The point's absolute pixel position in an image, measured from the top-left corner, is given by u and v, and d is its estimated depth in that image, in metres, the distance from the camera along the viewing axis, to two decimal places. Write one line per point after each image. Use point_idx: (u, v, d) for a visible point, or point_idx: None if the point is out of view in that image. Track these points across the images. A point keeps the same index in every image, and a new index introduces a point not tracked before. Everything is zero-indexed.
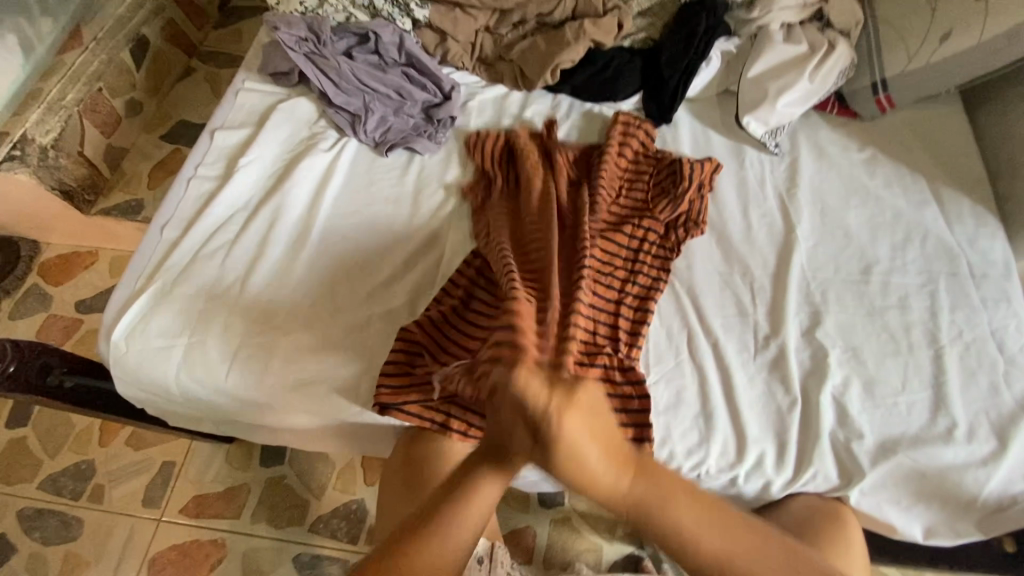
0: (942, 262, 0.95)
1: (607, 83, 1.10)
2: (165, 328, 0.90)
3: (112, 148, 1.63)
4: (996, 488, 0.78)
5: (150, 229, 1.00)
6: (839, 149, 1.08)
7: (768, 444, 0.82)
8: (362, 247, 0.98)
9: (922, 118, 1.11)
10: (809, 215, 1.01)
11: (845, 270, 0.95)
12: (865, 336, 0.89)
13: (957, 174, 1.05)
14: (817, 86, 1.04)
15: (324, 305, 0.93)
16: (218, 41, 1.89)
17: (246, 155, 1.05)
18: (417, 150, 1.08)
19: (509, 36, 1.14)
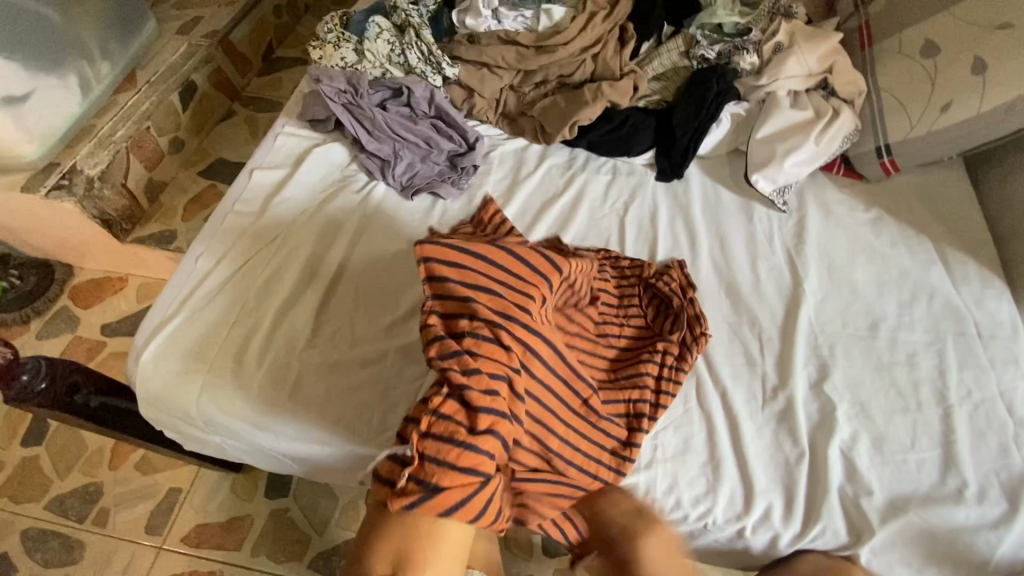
0: (949, 322, 0.97)
1: (623, 139, 1.17)
2: (193, 353, 0.94)
3: (153, 181, 1.73)
4: (1007, 553, 0.77)
5: (186, 259, 1.06)
6: (845, 208, 1.12)
7: (776, 496, 0.82)
8: (383, 284, 1.02)
9: (925, 182, 1.15)
10: (817, 270, 1.04)
11: (852, 325, 0.97)
12: (873, 391, 0.90)
13: (961, 236, 1.08)
14: (822, 148, 1.10)
15: (345, 338, 0.96)
16: (259, 88, 2.03)
17: (281, 194, 1.12)
18: (440, 195, 1.14)
19: (532, 94, 1.23)
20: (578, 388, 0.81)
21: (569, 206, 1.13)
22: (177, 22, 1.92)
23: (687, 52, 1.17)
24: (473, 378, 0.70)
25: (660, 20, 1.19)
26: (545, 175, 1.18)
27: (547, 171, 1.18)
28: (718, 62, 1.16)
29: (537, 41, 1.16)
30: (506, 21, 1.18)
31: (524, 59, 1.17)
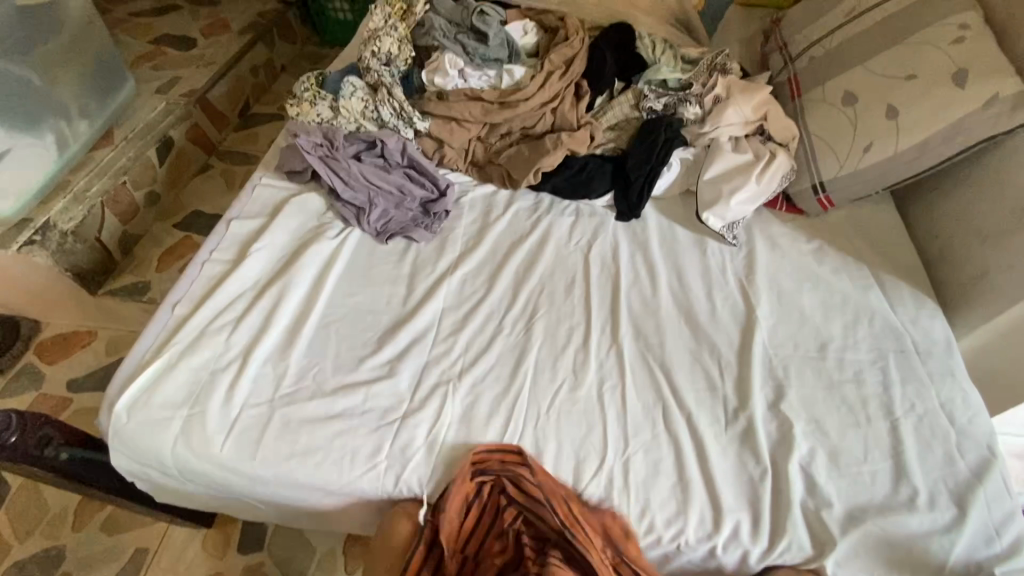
0: (889, 341, 1.05)
1: (585, 182, 1.26)
2: (168, 400, 0.95)
3: (127, 234, 1.74)
4: (962, 555, 0.82)
5: (162, 307, 1.07)
6: (789, 240, 1.22)
7: (747, 512, 0.86)
8: (359, 324, 1.06)
9: (858, 214, 1.26)
10: (768, 297, 1.11)
11: (803, 348, 1.04)
12: (826, 409, 0.96)
13: (894, 262, 1.18)
14: (764, 187, 1.20)
15: (320, 379, 0.98)
16: (235, 142, 2.08)
17: (258, 242, 1.15)
18: (415, 240, 1.20)
19: (497, 144, 1.32)
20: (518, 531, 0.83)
21: (536, 247, 1.20)
22: (156, 82, 1.99)
23: (637, 105, 1.28)
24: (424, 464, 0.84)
25: (612, 76, 1.31)
26: (514, 218, 1.25)
27: (515, 214, 1.26)
28: (665, 112, 1.27)
29: (500, 97, 1.26)
30: (471, 79, 1.28)
31: (489, 113, 1.27)
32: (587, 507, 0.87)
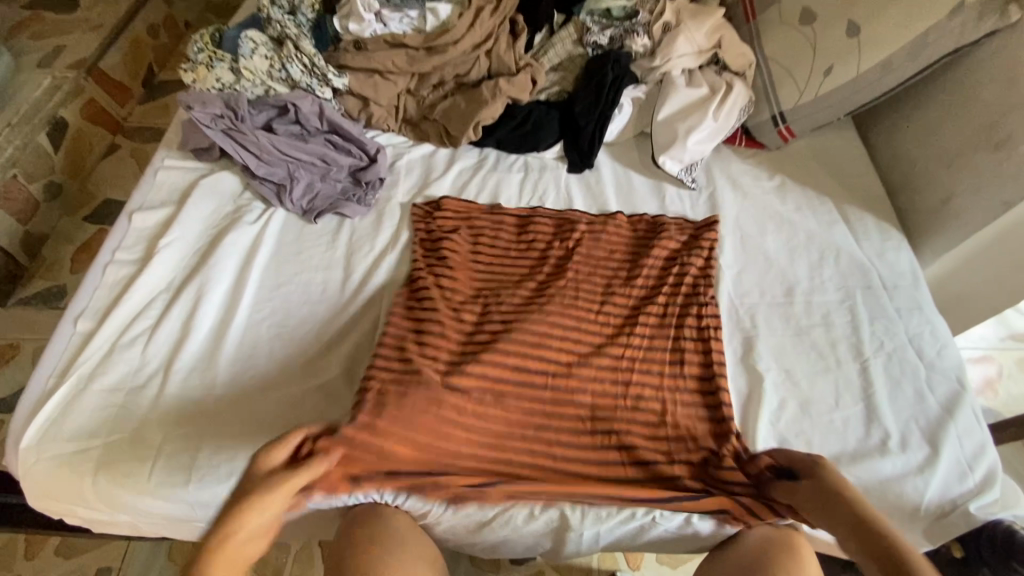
0: (856, 277, 1.00)
1: (530, 134, 1.15)
2: (80, 429, 0.83)
3: (30, 234, 1.54)
4: (935, 495, 0.80)
5: (62, 321, 0.93)
6: (750, 179, 1.14)
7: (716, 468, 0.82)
8: (293, 319, 0.96)
9: (821, 143, 1.19)
10: (733, 247, 1.05)
11: (769, 293, 0.99)
12: (796, 357, 0.92)
13: (858, 193, 1.13)
14: (721, 123, 1.10)
15: (256, 384, 0.89)
16: (143, 117, 1.85)
17: (167, 235, 1.01)
18: (346, 215, 1.07)
19: (431, 97, 1.17)
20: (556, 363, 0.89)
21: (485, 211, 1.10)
22: (36, 53, 1.72)
23: (580, 40, 1.15)
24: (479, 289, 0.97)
25: (549, 9, 1.16)
26: (457, 178, 1.14)
27: (458, 173, 1.15)
28: (612, 46, 1.14)
29: (426, 43, 1.11)
30: (391, 24, 1.12)
31: (415, 62, 1.12)
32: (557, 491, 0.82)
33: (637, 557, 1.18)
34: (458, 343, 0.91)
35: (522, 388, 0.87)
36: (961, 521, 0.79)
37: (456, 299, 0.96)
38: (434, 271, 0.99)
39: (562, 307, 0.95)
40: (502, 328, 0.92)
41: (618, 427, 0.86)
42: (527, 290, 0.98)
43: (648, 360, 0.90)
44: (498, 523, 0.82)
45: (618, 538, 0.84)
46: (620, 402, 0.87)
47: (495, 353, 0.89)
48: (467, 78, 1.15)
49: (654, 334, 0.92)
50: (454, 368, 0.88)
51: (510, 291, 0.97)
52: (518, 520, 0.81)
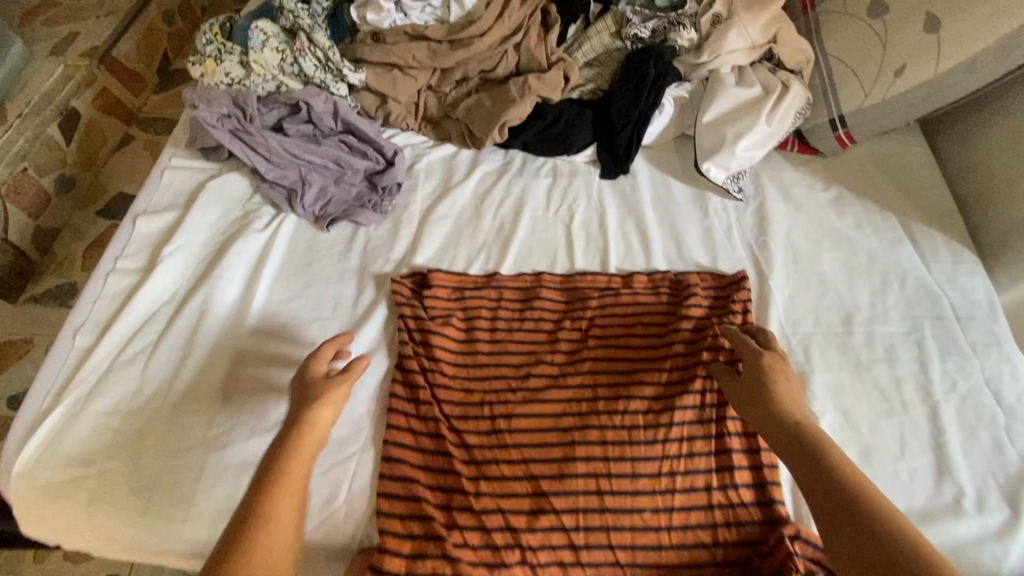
0: (924, 306, 0.90)
1: (561, 136, 1.05)
2: (76, 454, 0.78)
3: (41, 229, 1.50)
4: (1017, 565, 0.71)
5: (61, 334, 0.88)
6: (804, 189, 1.03)
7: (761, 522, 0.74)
8: (302, 337, 0.89)
9: (884, 151, 1.07)
10: (784, 268, 0.94)
11: (825, 322, 0.89)
12: (855, 397, 0.82)
13: (927, 209, 1.01)
14: (775, 128, 0.99)
15: (261, 410, 0.82)
16: (157, 108, 1.79)
17: (171, 243, 0.95)
18: (361, 223, 1.00)
19: (454, 94, 1.08)
20: (580, 397, 0.82)
21: (509, 220, 1.02)
22: (48, 41, 1.66)
23: (619, 32, 1.04)
24: (501, 313, 0.91)
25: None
26: (480, 183, 1.05)
27: (482, 178, 1.06)
28: (654, 40, 1.04)
29: (450, 35, 1.02)
30: (412, 13, 1.03)
31: (438, 56, 1.03)
32: None
33: None
34: (470, 387, 0.84)
35: (540, 434, 0.79)
36: None
37: (473, 324, 0.90)
38: (443, 303, 0.91)
39: (586, 339, 0.88)
40: (517, 369, 0.85)
41: (654, 481, 0.76)
42: (545, 323, 0.90)
43: (682, 404, 0.80)
44: None
45: None
46: (655, 443, 0.78)
47: (510, 399, 0.82)
48: (494, 75, 1.06)
49: (689, 373, 0.83)
50: (465, 414, 0.81)
51: (527, 324, 0.90)
52: None
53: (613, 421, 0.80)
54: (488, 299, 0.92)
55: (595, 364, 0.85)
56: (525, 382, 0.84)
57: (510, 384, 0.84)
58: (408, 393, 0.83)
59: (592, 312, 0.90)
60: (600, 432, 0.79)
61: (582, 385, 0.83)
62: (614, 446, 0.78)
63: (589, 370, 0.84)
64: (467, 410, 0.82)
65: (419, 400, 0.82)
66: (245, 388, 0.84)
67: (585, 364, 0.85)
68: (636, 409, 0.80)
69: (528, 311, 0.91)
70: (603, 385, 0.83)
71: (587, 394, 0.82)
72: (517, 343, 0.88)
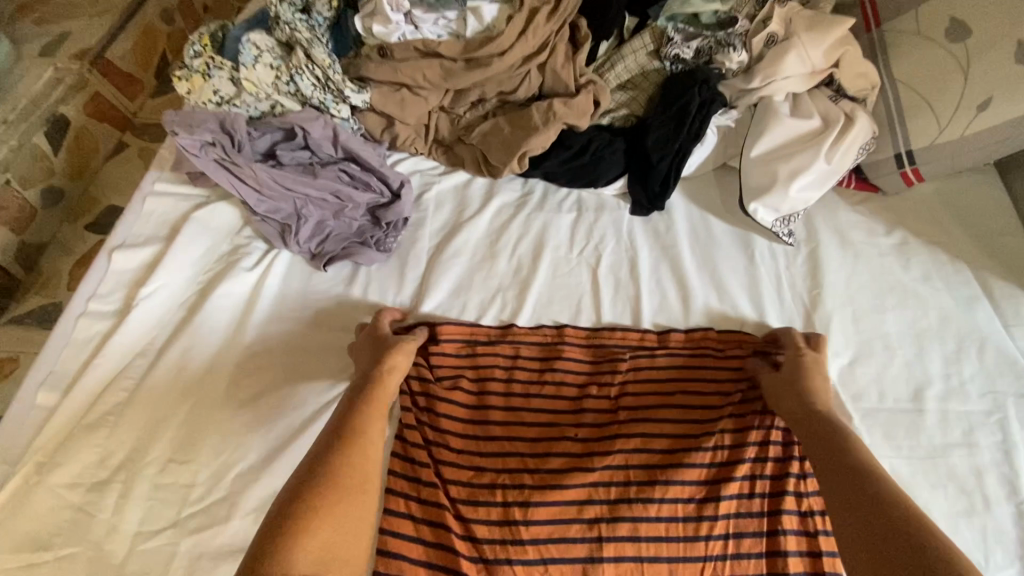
0: (1007, 380, 0.78)
1: (587, 167, 0.94)
2: (28, 537, 0.68)
3: (26, 243, 1.41)
4: None
5: (23, 389, 0.78)
6: (863, 233, 0.91)
7: None
8: (292, 397, 0.79)
9: (954, 190, 0.94)
10: (842, 328, 0.82)
11: (892, 395, 0.77)
12: (929, 490, 0.71)
13: (1006, 260, 0.88)
14: (834, 166, 0.87)
15: (242, 486, 0.72)
16: (153, 112, 1.69)
17: (148, 283, 0.85)
18: (362, 262, 0.89)
19: (469, 116, 0.97)
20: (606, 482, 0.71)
21: (528, 262, 0.90)
22: (38, 41, 1.56)
23: (657, 51, 0.92)
24: (517, 373, 0.80)
25: (620, 10, 0.92)
26: (496, 218, 0.94)
27: (498, 211, 0.95)
28: (698, 61, 0.92)
29: (466, 52, 0.90)
30: (424, 26, 0.90)
31: (452, 75, 0.92)
32: None
33: None
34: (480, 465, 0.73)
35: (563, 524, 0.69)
36: None
37: (485, 386, 0.79)
38: (452, 360, 0.80)
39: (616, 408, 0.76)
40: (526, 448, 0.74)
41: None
42: (567, 389, 0.79)
43: (727, 495, 0.70)
44: None
45: None
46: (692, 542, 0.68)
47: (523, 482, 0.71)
48: (515, 97, 0.95)
49: (737, 456, 0.72)
50: (470, 499, 0.71)
51: (547, 390, 0.79)
52: None
53: (647, 513, 0.69)
54: (503, 355, 0.81)
55: (627, 439, 0.74)
56: (543, 460, 0.73)
57: (526, 463, 0.73)
58: (409, 472, 0.73)
59: (624, 376, 0.79)
60: (629, 528, 0.68)
61: (611, 467, 0.72)
62: (645, 546, 0.68)
63: (619, 447, 0.73)
64: (477, 494, 0.71)
65: (422, 481, 0.72)
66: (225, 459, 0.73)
67: (614, 439, 0.74)
68: (673, 501, 0.70)
69: (548, 372, 0.80)
70: (634, 467, 0.72)
71: (616, 477, 0.71)
72: (535, 410, 0.77)
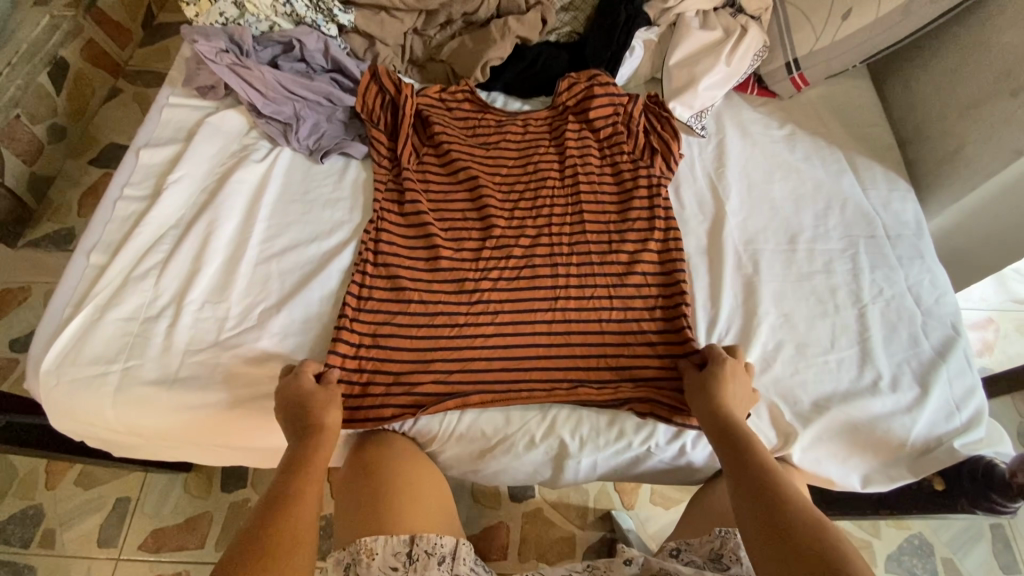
0: (861, 227, 1.01)
1: (538, 77, 1.14)
2: (99, 355, 0.86)
3: (36, 176, 1.55)
4: (922, 432, 0.83)
5: (76, 254, 0.95)
6: (760, 127, 1.13)
7: None
8: (305, 255, 0.97)
9: (834, 93, 1.17)
10: (739, 198, 1.04)
11: (774, 241, 1.00)
12: (795, 301, 0.94)
13: (868, 143, 1.12)
14: (734, 68, 1.09)
15: (265, 316, 0.91)
16: (144, 61, 1.82)
17: (174, 172, 1.01)
18: (352, 155, 1.07)
19: (438, 37, 1.15)
20: (545, 275, 0.93)
21: None
22: None
23: None
24: (432, 189, 1.02)
25: None
26: None
27: None
28: None
29: None
30: None
31: None
32: (557, 420, 0.85)
33: (629, 500, 1.37)
34: (419, 319, 0.89)
35: (572, 288, 0.92)
36: (945, 456, 0.82)
37: (432, 188, 1.02)
38: (394, 178, 1.03)
39: (521, 201, 1.00)
40: (509, 300, 0.91)
41: (615, 355, 0.88)
42: (491, 158, 1.05)
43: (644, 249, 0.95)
44: (500, 450, 0.85)
45: (614, 467, 0.88)
46: (618, 270, 0.93)
47: (487, 255, 0.94)
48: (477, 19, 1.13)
49: (628, 227, 0.97)
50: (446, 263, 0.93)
51: (495, 192, 1.01)
52: (519, 447, 0.85)
53: (586, 275, 0.93)
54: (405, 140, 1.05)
55: (546, 214, 0.99)
56: (481, 260, 0.94)
57: (470, 232, 0.97)
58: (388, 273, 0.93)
59: (520, 182, 1.02)
60: (565, 285, 0.92)
61: (527, 243, 0.96)
62: (567, 266, 0.94)
63: (524, 241, 0.96)
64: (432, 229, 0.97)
65: (418, 284, 0.92)
66: (252, 298, 0.93)
67: (521, 219, 0.98)
68: (596, 248, 0.95)
69: (454, 178, 1.03)
70: (541, 243, 0.96)
71: (546, 266, 0.94)
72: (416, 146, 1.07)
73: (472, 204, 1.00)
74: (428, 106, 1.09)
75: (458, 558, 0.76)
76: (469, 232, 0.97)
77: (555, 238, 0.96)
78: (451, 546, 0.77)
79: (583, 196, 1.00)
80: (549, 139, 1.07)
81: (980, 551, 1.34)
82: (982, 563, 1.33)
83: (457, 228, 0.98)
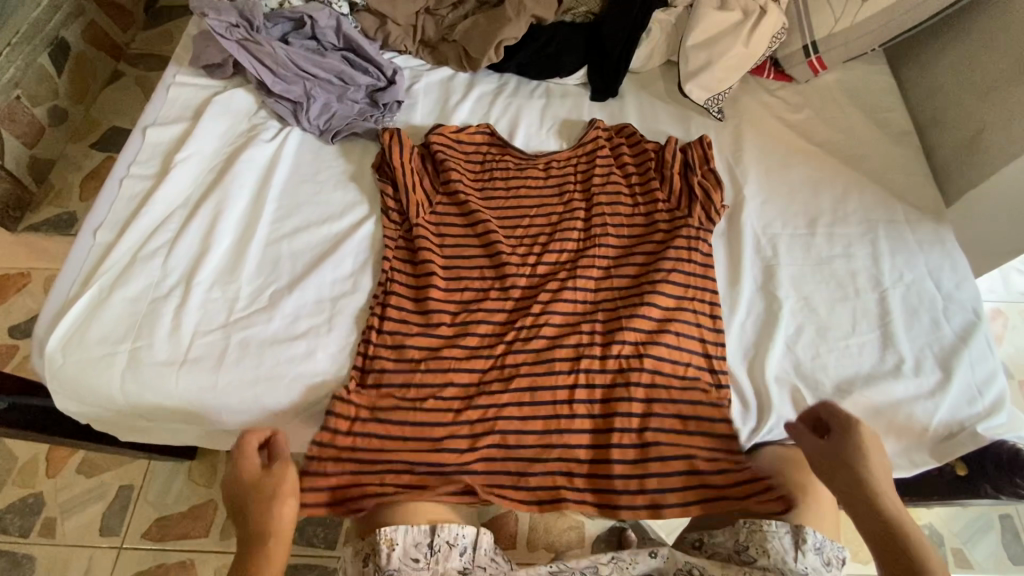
0: (880, 212, 1.00)
1: (552, 58, 1.12)
2: (106, 334, 0.84)
3: (36, 160, 1.52)
4: (945, 416, 0.82)
5: (82, 232, 0.93)
6: (777, 112, 1.12)
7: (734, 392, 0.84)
8: (315, 237, 0.95)
9: (851, 78, 1.15)
10: (759, 183, 1.02)
11: (793, 225, 0.98)
12: (815, 286, 0.92)
13: (886, 128, 1.10)
14: (751, 50, 1.08)
15: (276, 297, 0.89)
16: (146, 43, 1.79)
17: (181, 150, 0.99)
18: (364, 135, 1.05)
19: (451, 17, 1.13)
20: (568, 311, 0.88)
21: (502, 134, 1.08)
22: None
23: None
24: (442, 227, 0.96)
25: None
26: (478, 102, 1.11)
27: (479, 98, 1.11)
28: None
29: None
30: None
31: None
32: None
33: None
34: (435, 343, 0.87)
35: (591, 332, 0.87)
36: (968, 440, 0.81)
37: (441, 227, 0.96)
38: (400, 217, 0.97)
39: (539, 240, 0.95)
40: (537, 333, 0.87)
41: (636, 343, 0.86)
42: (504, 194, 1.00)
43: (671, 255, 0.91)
44: None
45: None
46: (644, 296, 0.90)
47: (504, 299, 0.90)
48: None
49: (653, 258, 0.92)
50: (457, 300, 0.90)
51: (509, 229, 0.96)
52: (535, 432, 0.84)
53: (610, 303, 0.90)
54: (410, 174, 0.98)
55: (564, 252, 0.94)
56: (495, 305, 0.90)
57: (484, 271, 0.92)
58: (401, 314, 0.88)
59: (536, 218, 0.97)
60: (590, 324, 0.88)
61: (547, 275, 0.92)
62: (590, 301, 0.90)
63: (542, 276, 0.92)
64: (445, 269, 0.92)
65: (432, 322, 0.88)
66: (262, 279, 0.91)
67: (538, 259, 0.93)
68: (619, 281, 0.91)
69: (464, 216, 0.97)
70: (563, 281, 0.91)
71: (568, 300, 0.89)
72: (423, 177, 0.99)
73: (480, 243, 0.95)
74: (435, 141, 1.02)
75: (479, 545, 0.77)
76: (482, 271, 0.92)
77: (576, 276, 0.91)
78: (472, 538, 0.77)
79: (605, 232, 0.95)
80: (570, 173, 1.02)
81: (990, 542, 1.34)
82: (992, 553, 1.33)
83: (472, 269, 0.93)
